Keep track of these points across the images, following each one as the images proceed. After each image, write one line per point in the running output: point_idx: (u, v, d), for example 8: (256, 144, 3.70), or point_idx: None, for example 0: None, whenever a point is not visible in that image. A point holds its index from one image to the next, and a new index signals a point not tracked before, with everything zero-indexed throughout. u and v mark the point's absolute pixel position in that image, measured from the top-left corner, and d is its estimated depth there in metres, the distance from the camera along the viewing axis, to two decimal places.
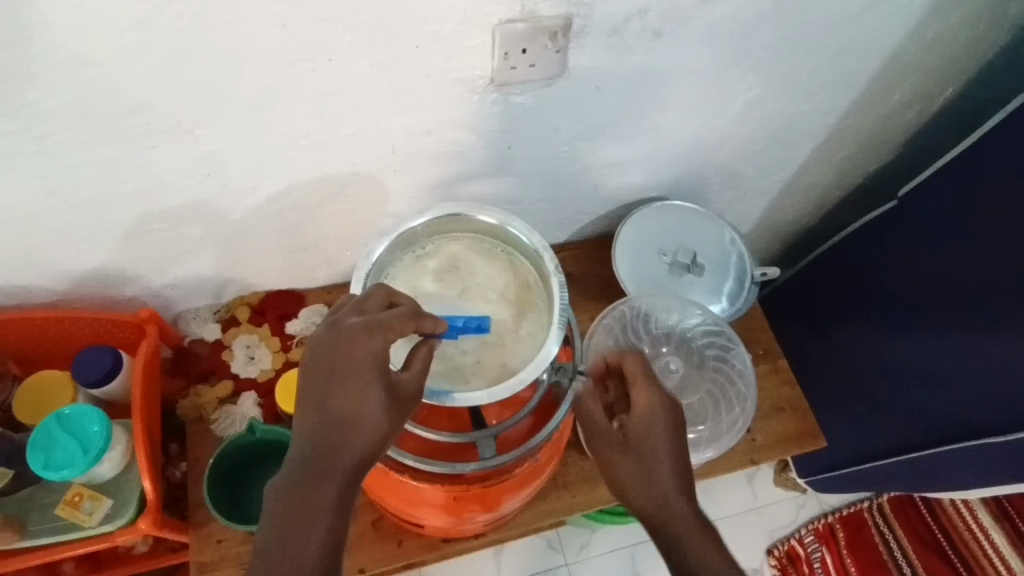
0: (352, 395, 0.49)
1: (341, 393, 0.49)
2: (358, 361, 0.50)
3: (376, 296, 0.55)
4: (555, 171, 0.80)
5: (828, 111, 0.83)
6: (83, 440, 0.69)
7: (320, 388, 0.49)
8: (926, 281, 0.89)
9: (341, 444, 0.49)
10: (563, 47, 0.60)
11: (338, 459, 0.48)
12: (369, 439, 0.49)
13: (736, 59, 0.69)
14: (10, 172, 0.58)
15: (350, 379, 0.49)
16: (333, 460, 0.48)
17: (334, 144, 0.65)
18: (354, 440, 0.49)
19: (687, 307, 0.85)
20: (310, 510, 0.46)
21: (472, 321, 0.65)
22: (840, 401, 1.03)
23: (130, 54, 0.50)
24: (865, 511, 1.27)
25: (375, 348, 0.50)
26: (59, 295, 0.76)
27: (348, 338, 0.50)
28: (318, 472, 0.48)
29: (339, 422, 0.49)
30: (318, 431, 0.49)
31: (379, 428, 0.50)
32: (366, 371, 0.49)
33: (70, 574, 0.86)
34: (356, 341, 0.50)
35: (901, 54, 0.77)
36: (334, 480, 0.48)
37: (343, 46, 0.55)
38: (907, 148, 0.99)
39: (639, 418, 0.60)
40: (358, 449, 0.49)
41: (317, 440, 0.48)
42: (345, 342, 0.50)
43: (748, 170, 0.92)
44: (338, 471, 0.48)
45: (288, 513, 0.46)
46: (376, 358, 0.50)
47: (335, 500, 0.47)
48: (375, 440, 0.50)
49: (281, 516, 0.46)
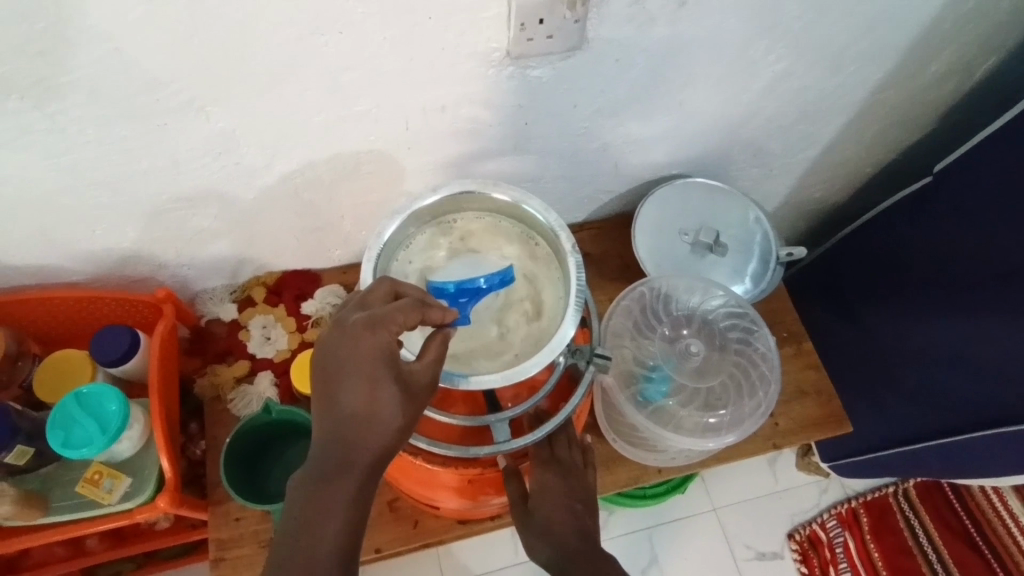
0: (361, 394, 0.48)
1: (350, 394, 0.48)
2: (364, 356, 0.48)
3: (381, 288, 0.54)
4: (574, 148, 0.78)
5: (860, 84, 0.80)
6: (101, 419, 0.70)
7: (329, 387, 0.49)
8: (960, 263, 0.85)
9: (355, 442, 0.48)
10: (582, 17, 0.58)
11: (353, 458, 0.48)
12: (383, 436, 0.49)
13: (764, 29, 0.66)
14: (26, 150, 0.57)
15: (358, 376, 0.48)
16: (348, 460, 0.48)
17: (347, 120, 0.64)
18: (367, 439, 0.48)
19: (710, 288, 0.82)
20: (325, 510, 0.47)
21: (496, 277, 0.63)
22: (867, 384, 1.00)
23: (138, 29, 0.49)
24: (891, 497, 1.25)
25: (380, 342, 0.49)
26: (78, 274, 0.77)
27: (351, 335, 0.49)
28: (333, 474, 0.48)
29: (351, 421, 0.48)
30: (330, 432, 0.48)
31: (393, 424, 0.49)
32: (373, 367, 0.48)
33: (94, 548, 0.87)
34: (359, 339, 0.49)
35: (941, 22, 0.72)
36: (350, 480, 0.48)
37: (355, 19, 0.53)
38: (944, 123, 0.94)
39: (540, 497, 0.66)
40: (373, 447, 0.48)
41: (331, 442, 0.48)
42: (349, 341, 0.49)
43: (775, 146, 0.88)
44: (355, 470, 0.48)
45: (304, 514, 0.47)
46: (381, 354, 0.49)
47: (350, 499, 0.48)
48: (389, 435, 0.49)
49: (299, 518, 0.47)
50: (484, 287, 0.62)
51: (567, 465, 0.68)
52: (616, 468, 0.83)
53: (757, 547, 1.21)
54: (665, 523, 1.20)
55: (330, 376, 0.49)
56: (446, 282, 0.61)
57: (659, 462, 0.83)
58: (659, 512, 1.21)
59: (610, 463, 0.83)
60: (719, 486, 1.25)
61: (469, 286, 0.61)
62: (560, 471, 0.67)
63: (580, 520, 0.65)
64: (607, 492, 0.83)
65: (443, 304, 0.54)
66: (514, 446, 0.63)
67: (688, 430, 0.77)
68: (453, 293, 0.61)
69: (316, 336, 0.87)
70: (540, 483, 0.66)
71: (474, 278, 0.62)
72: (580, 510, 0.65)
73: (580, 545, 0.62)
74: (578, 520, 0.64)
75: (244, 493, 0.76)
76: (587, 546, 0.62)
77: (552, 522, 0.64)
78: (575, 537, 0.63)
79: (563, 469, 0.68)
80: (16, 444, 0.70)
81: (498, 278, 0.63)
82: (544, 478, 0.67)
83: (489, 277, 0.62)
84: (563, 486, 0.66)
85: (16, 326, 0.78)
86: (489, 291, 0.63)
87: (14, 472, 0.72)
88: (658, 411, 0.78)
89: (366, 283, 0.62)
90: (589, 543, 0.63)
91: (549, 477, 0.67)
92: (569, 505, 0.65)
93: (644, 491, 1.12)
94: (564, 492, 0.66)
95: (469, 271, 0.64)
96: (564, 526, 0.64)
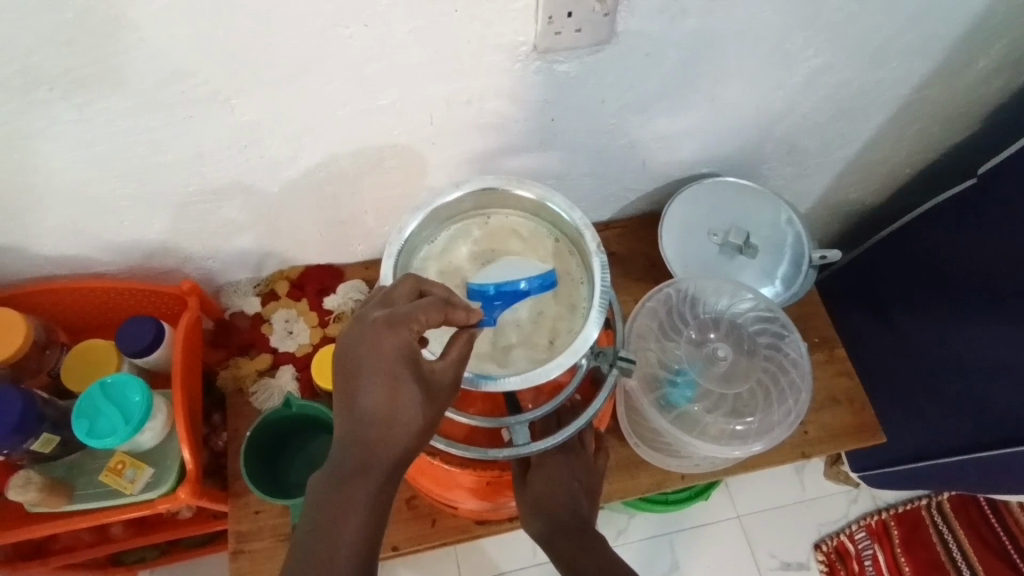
0: (381, 396, 0.47)
1: (371, 395, 0.47)
2: (385, 356, 0.47)
3: (405, 286, 0.53)
4: (601, 145, 0.76)
5: (903, 80, 0.76)
6: (125, 408, 0.70)
7: (350, 386, 0.48)
8: (1004, 268, 0.81)
9: (375, 444, 0.47)
10: (612, 9, 0.56)
11: (373, 459, 0.48)
12: (403, 437, 0.48)
13: (802, 21, 0.63)
14: (54, 140, 0.58)
15: (378, 377, 0.47)
16: (368, 461, 0.48)
17: (372, 114, 0.63)
18: (388, 440, 0.48)
19: (738, 291, 0.80)
20: (344, 508, 0.48)
21: (536, 280, 0.63)
22: (902, 392, 0.96)
23: (164, 19, 0.49)
24: (923, 509, 1.21)
25: (401, 342, 0.48)
26: (106, 265, 0.77)
27: (372, 334, 0.48)
28: (352, 475, 0.48)
29: (372, 421, 0.47)
30: (351, 432, 0.48)
31: (414, 425, 0.48)
32: (394, 368, 0.47)
33: (119, 536, 0.89)
34: (380, 338, 0.48)
35: (992, 15, 0.69)
36: (369, 481, 0.48)
37: (379, 11, 0.52)
38: (989, 122, 0.90)
39: (540, 476, 0.68)
40: (393, 449, 0.48)
41: (351, 442, 0.48)
42: (370, 340, 0.48)
43: (810, 144, 0.85)
44: (374, 471, 0.48)
45: (323, 511, 0.48)
46: (402, 354, 0.47)
47: (369, 499, 0.48)
48: (409, 437, 0.48)
49: (318, 514, 0.48)
50: (523, 290, 0.62)
51: (570, 450, 0.70)
52: (637, 473, 0.82)
53: (782, 556, 1.18)
54: (687, 528, 1.18)
55: (351, 374, 0.48)
56: (487, 284, 0.62)
57: (681, 468, 0.81)
58: (681, 516, 1.19)
59: (632, 468, 0.82)
60: (744, 492, 1.22)
61: (507, 289, 0.62)
62: (564, 455, 0.70)
63: (579, 504, 0.67)
64: (628, 497, 0.81)
65: (468, 303, 0.52)
66: (534, 449, 0.60)
67: (713, 436, 0.75)
68: (491, 295, 0.62)
69: (338, 331, 0.87)
70: (542, 465, 0.69)
71: (516, 281, 0.62)
72: (579, 495, 0.68)
73: (578, 527, 0.65)
74: (577, 504, 0.67)
75: (264, 488, 0.76)
76: (585, 528, 0.65)
77: (552, 502, 0.66)
78: (573, 519, 0.66)
79: (566, 454, 0.70)
80: (43, 431, 0.71)
81: (538, 282, 0.63)
82: (546, 462, 0.69)
83: (530, 279, 0.63)
84: (564, 470, 0.69)
85: (45, 315, 0.79)
86: (530, 295, 0.63)
87: (41, 459, 0.74)
88: (682, 416, 0.76)
89: (386, 281, 0.61)
90: (587, 527, 0.65)
91: (551, 462, 0.69)
92: (569, 487, 0.68)
93: (666, 496, 1.09)
94: (566, 475, 0.68)
95: (507, 271, 0.64)
96: (564, 508, 0.66)
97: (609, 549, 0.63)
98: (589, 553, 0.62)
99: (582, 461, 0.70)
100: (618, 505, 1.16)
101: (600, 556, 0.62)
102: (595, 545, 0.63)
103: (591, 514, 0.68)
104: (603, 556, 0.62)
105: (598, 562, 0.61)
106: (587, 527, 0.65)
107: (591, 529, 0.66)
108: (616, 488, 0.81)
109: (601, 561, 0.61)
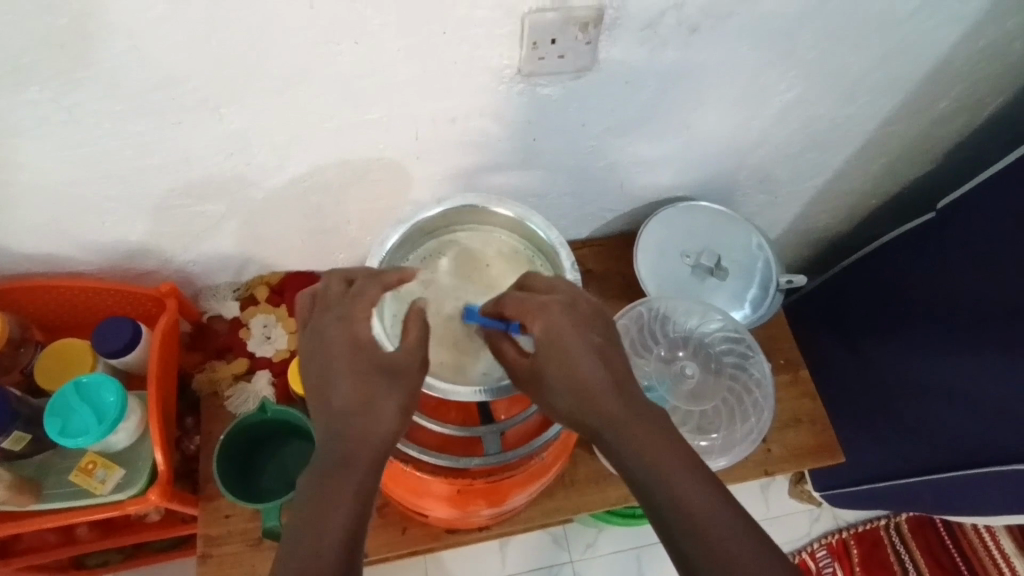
0: (353, 388, 0.50)
1: (341, 390, 0.50)
2: (344, 351, 0.51)
3: (335, 276, 0.56)
4: (581, 165, 0.78)
5: (869, 117, 0.80)
6: (99, 409, 0.70)
7: (321, 389, 0.51)
8: (964, 298, 0.85)
9: (357, 434, 0.50)
10: (594, 38, 0.59)
11: (356, 450, 0.49)
12: (384, 418, 0.50)
13: (775, 58, 0.67)
14: (40, 140, 0.58)
15: (343, 373, 0.50)
16: (351, 452, 0.49)
17: (359, 127, 0.65)
18: (369, 425, 0.50)
19: (708, 312, 0.83)
20: (330, 503, 0.47)
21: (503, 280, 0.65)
22: (862, 415, 1.00)
23: (161, 28, 0.50)
24: (882, 529, 1.25)
25: (352, 334, 0.52)
26: (83, 265, 0.78)
27: (325, 336, 0.52)
28: (336, 469, 0.48)
29: (349, 414, 0.50)
30: (332, 428, 0.50)
31: (390, 408, 0.51)
32: (354, 359, 0.51)
33: (84, 538, 0.88)
34: (331, 336, 0.51)
35: (951, 60, 0.73)
36: (353, 473, 0.48)
37: (371, 29, 0.54)
38: (950, 159, 0.95)
39: (548, 358, 0.52)
40: (375, 432, 0.50)
41: (332, 439, 0.49)
42: (325, 341, 0.51)
43: (781, 173, 0.89)
44: (359, 462, 0.49)
45: (306, 513, 0.46)
46: (355, 345, 0.51)
47: (354, 492, 0.47)
48: (389, 419, 0.51)
49: (302, 520, 0.46)
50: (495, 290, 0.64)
51: (561, 346, 0.52)
52: (605, 487, 0.82)
53: None
54: (654, 544, 1.20)
55: (320, 378, 0.51)
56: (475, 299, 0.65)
57: None
58: (649, 531, 1.21)
59: (601, 481, 0.82)
60: None
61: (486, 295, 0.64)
62: (561, 363, 0.52)
63: (631, 422, 0.50)
64: (595, 510, 0.82)
65: (399, 271, 0.57)
66: (505, 457, 0.64)
67: None
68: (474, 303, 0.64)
69: None
70: (550, 387, 0.53)
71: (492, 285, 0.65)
72: (622, 406, 0.51)
73: (648, 466, 0.48)
74: (624, 422, 0.50)
75: (236, 492, 0.76)
76: (661, 457, 0.49)
77: (593, 400, 0.51)
78: (645, 464, 0.48)
79: (557, 354, 0.52)
80: (14, 429, 0.70)
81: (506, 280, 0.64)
82: (545, 375, 0.53)
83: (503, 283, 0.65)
84: (586, 386, 0.51)
85: (22, 312, 0.79)
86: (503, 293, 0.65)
87: (10, 458, 0.73)
88: None
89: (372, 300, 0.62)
90: (664, 452, 0.49)
91: (552, 377, 0.52)
92: (609, 410, 0.50)
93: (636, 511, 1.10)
94: (609, 397, 0.51)
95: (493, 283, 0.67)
96: (619, 439, 0.50)
97: (700, 494, 0.47)
98: (685, 513, 0.46)
99: (592, 313, 0.55)
100: (587, 519, 1.18)
101: (693, 513, 0.46)
102: (680, 500, 0.47)
103: (661, 418, 0.51)
104: (698, 514, 0.46)
105: (694, 533, 0.45)
106: (662, 456, 0.48)
107: (667, 453, 0.49)
108: (586, 500, 0.82)
109: (697, 528, 0.45)
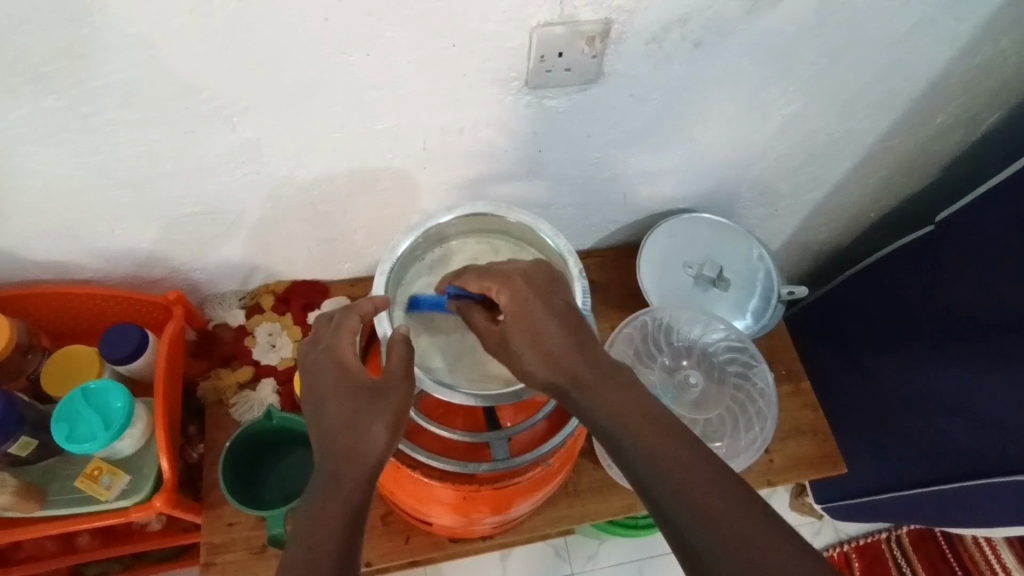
0: (341, 407, 0.52)
1: (329, 409, 0.52)
2: (331, 377, 0.53)
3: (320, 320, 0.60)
4: (586, 177, 0.80)
5: (867, 132, 0.82)
6: (106, 414, 0.70)
7: (315, 413, 0.53)
8: (963, 311, 0.86)
9: (348, 450, 0.50)
10: (600, 52, 0.60)
11: (348, 465, 0.50)
12: (372, 433, 0.51)
13: (776, 74, 0.68)
14: (56, 147, 0.59)
15: (331, 394, 0.52)
16: (343, 468, 0.50)
17: (370, 138, 0.66)
18: (360, 442, 0.50)
19: (711, 321, 0.84)
20: (323, 519, 0.47)
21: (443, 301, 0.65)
22: (864, 427, 1.00)
23: (180, 38, 0.51)
24: (883, 543, 1.25)
25: (336, 362, 0.54)
26: (93, 272, 0.78)
27: (314, 368, 0.55)
28: (329, 487, 0.49)
29: (339, 432, 0.51)
30: (326, 448, 0.51)
31: (378, 425, 0.51)
32: (340, 381, 0.53)
33: (85, 547, 0.88)
34: (320, 366, 0.54)
35: (948, 77, 0.75)
36: (346, 488, 0.49)
37: (384, 41, 0.55)
38: (947, 173, 0.96)
39: (516, 323, 0.55)
40: (366, 448, 0.50)
41: (326, 458, 0.50)
42: (314, 372, 0.54)
43: (782, 186, 0.90)
44: (352, 477, 0.49)
45: (303, 529, 0.47)
46: (340, 370, 0.53)
47: (349, 505, 0.48)
48: (378, 434, 0.51)
49: (298, 536, 0.47)
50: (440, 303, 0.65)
51: (527, 315, 0.55)
52: (609, 496, 0.83)
53: None
54: (656, 556, 1.20)
55: (313, 403, 0.53)
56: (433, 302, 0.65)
57: None
58: (650, 543, 1.20)
59: (605, 490, 0.83)
60: None
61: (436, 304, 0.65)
62: (530, 328, 0.54)
63: (600, 382, 0.52)
64: (599, 519, 0.82)
65: (372, 299, 0.59)
66: (512, 463, 0.65)
67: None
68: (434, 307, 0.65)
69: None
70: (520, 356, 0.55)
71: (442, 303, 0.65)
72: (593, 371, 0.53)
73: (631, 437, 0.48)
74: (598, 388, 0.52)
75: (241, 499, 0.76)
76: (637, 418, 0.49)
77: (568, 362, 0.53)
78: (623, 428, 0.49)
79: (524, 322, 0.55)
80: (22, 435, 0.71)
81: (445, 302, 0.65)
82: (512, 343, 0.55)
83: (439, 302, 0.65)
84: (554, 353, 0.54)
85: (29, 318, 0.79)
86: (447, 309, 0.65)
87: (16, 463, 0.73)
88: None
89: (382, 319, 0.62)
90: (644, 420, 0.49)
91: (519, 344, 0.55)
92: (583, 374, 0.53)
93: (636, 522, 1.09)
94: (576, 358, 0.54)
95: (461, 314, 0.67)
96: (596, 407, 0.51)
97: (679, 452, 0.46)
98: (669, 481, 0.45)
99: (558, 285, 0.58)
100: (589, 530, 1.17)
101: (673, 472, 0.45)
102: (663, 462, 0.46)
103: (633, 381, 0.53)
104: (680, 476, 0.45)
105: (683, 500, 0.44)
106: (635, 414, 0.50)
107: (642, 418, 0.49)
108: (589, 509, 0.82)
109: (684, 491, 0.44)
